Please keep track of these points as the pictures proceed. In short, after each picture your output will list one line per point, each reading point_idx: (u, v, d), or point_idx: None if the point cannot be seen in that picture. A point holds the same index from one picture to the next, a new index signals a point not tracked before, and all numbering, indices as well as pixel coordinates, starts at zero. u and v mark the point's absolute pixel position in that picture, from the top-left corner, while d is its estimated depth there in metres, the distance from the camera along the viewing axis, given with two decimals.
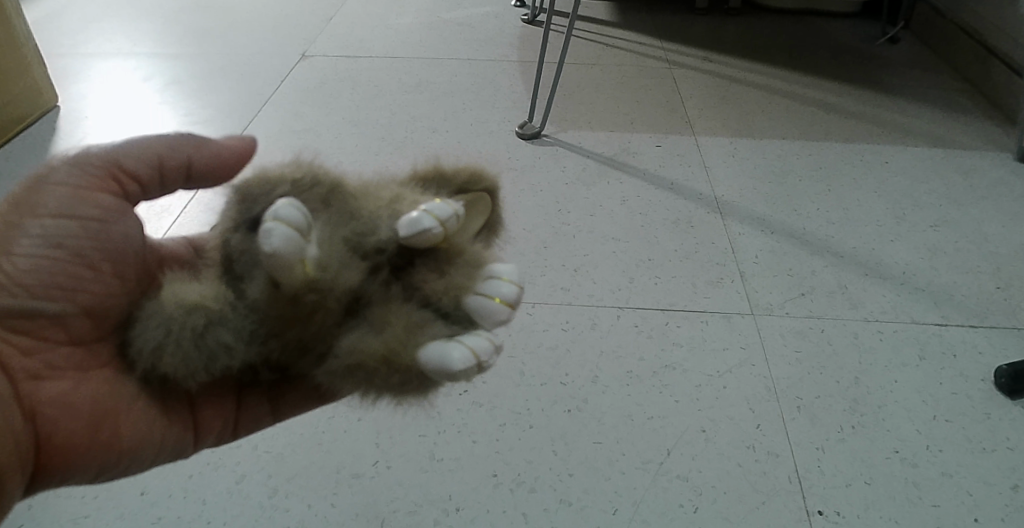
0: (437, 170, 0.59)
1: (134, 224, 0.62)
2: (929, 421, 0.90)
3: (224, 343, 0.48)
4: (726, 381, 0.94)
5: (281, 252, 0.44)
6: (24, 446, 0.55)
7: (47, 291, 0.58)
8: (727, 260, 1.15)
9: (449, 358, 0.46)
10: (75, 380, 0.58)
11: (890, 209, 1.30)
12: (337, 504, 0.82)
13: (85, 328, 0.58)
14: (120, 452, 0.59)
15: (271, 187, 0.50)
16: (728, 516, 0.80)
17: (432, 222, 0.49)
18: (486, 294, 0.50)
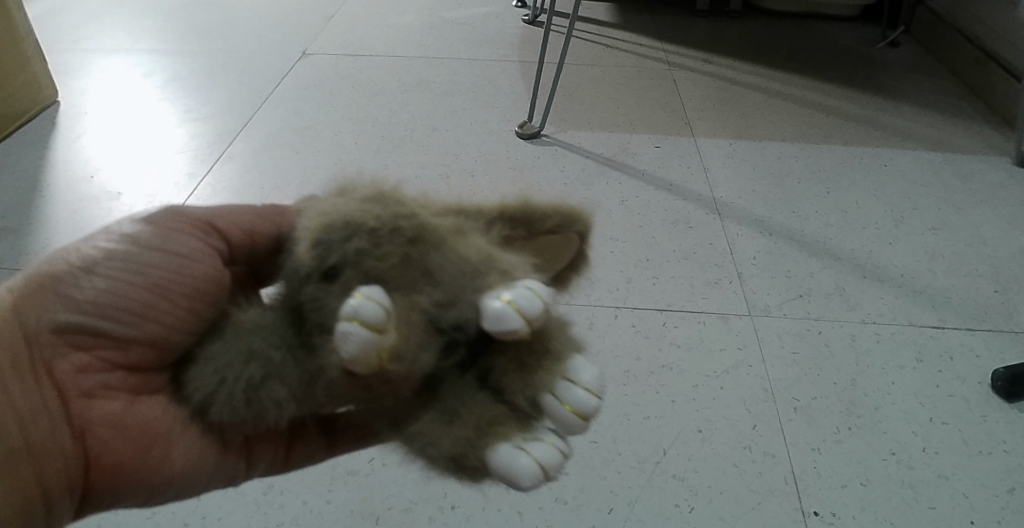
0: (525, 209, 0.51)
1: (216, 263, 0.59)
2: (926, 423, 0.90)
3: (276, 400, 0.45)
4: (722, 382, 0.94)
5: (357, 356, 0.41)
6: (72, 467, 0.56)
7: (111, 312, 0.56)
8: (725, 261, 1.15)
9: (515, 469, 0.41)
10: (129, 403, 0.57)
11: (888, 212, 1.30)
12: (332, 501, 0.82)
13: (148, 355, 0.57)
14: (169, 479, 0.58)
15: (348, 235, 0.45)
16: (724, 516, 0.80)
17: (518, 320, 0.42)
18: (563, 400, 0.44)
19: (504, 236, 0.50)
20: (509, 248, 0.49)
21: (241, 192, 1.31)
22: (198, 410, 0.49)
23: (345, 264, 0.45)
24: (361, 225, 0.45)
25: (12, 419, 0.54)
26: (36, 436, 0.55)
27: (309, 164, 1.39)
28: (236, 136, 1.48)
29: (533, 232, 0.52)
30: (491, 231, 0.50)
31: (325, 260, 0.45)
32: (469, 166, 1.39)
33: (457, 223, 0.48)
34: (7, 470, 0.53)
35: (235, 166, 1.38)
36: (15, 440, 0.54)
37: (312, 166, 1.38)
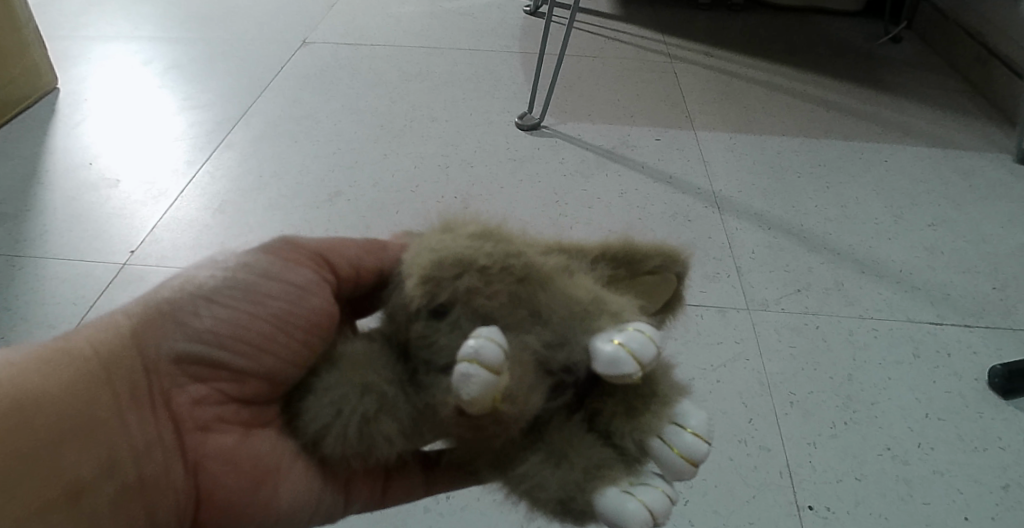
0: (625, 251, 0.55)
1: (329, 297, 0.58)
2: (922, 419, 0.90)
3: (388, 436, 0.46)
4: (719, 375, 0.94)
5: (475, 398, 0.41)
6: (183, 501, 0.56)
7: (229, 343, 0.56)
8: (725, 254, 1.15)
9: (624, 513, 0.42)
10: (241, 437, 0.57)
11: (888, 208, 1.30)
12: None
13: (261, 388, 0.56)
14: (276, 517, 0.57)
15: (458, 272, 0.47)
16: (719, 509, 0.80)
17: (632, 365, 0.44)
18: (671, 444, 0.45)
19: (607, 277, 0.54)
20: (612, 289, 0.52)
21: (241, 180, 1.30)
22: (313, 444, 0.49)
23: (455, 303, 0.47)
24: (472, 261, 0.47)
25: (126, 451, 0.54)
26: (150, 470, 0.54)
27: (308, 152, 1.39)
28: (235, 124, 1.48)
29: (635, 273, 0.55)
30: (595, 271, 0.53)
31: (435, 298, 0.47)
32: (469, 156, 1.38)
33: (565, 263, 0.51)
34: (119, 506, 0.53)
35: (234, 154, 1.38)
36: (127, 474, 0.54)
37: (311, 153, 1.38)
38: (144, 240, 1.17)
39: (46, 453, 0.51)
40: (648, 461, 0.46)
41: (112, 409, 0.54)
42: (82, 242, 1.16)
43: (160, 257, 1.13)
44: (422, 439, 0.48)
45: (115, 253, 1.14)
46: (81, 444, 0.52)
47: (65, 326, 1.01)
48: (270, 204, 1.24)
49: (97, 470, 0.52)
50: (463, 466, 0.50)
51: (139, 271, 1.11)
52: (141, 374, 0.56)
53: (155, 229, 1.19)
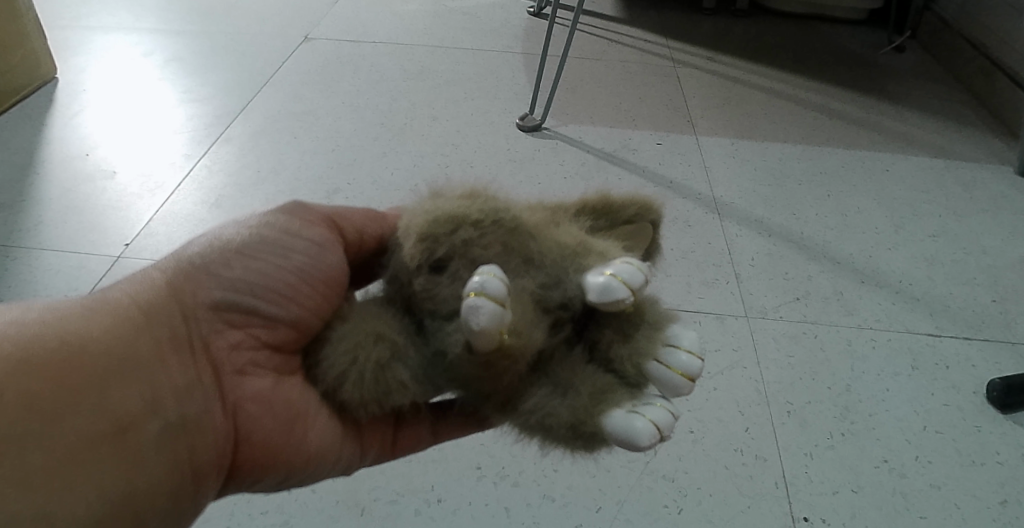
0: (603, 204, 0.56)
1: (339, 256, 0.58)
2: (919, 432, 0.89)
3: (403, 382, 0.45)
4: (716, 383, 0.93)
5: (484, 329, 0.40)
6: (223, 444, 0.53)
7: (262, 290, 0.55)
8: (724, 261, 1.14)
9: (634, 431, 0.42)
10: (274, 383, 0.55)
11: (888, 218, 1.29)
12: (317, 491, 0.79)
13: (290, 336, 0.54)
14: (307, 460, 0.56)
15: (453, 228, 0.47)
16: (713, 518, 0.79)
17: (623, 289, 0.44)
18: (667, 363, 0.46)
19: (590, 227, 0.55)
20: (598, 236, 0.53)
21: (239, 175, 1.29)
22: (331, 391, 0.48)
23: (453, 256, 0.46)
24: (466, 217, 0.47)
25: (168, 392, 0.51)
26: (192, 411, 0.52)
27: (307, 149, 1.37)
28: (235, 118, 1.47)
29: (613, 223, 0.56)
30: (579, 223, 0.54)
31: (433, 254, 0.47)
32: (468, 156, 1.37)
33: (549, 217, 0.52)
34: (165, 445, 0.50)
35: (233, 149, 1.36)
36: (171, 414, 0.51)
37: (311, 150, 1.37)
38: (139, 233, 1.15)
39: (92, 387, 0.48)
40: (646, 386, 0.47)
41: (153, 349, 0.51)
42: (76, 234, 1.15)
43: (155, 250, 1.12)
44: (435, 387, 0.47)
45: (111, 245, 1.13)
46: (126, 381, 0.49)
47: None
48: (268, 200, 1.23)
49: (142, 407, 0.49)
50: (472, 413, 0.50)
51: (132, 264, 1.09)
52: (181, 320, 0.53)
53: (152, 221, 1.17)
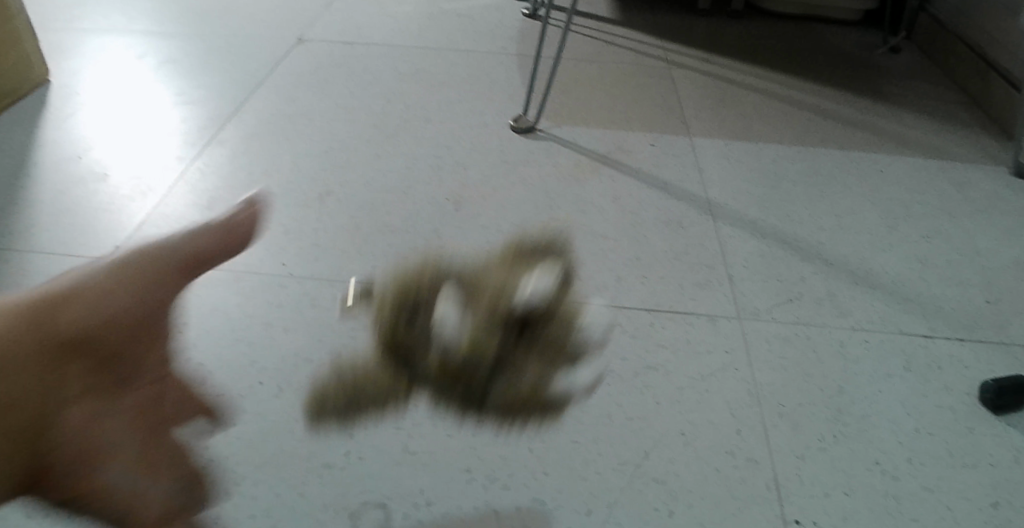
0: None
1: (156, 293, 0.64)
2: (911, 434, 0.89)
3: None
4: (708, 384, 0.91)
5: None
6: (32, 462, 0.59)
7: (87, 318, 0.60)
8: (716, 262, 1.14)
9: None
10: (90, 410, 0.61)
11: (882, 219, 1.29)
12: (307, 494, 0.77)
13: (83, 367, 0.60)
14: (82, 483, 0.61)
15: None
16: (703, 521, 0.76)
17: None
18: None
19: None
20: None
21: (232, 177, 1.28)
22: None
23: None
24: None
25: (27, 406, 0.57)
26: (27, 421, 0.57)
27: (301, 150, 1.37)
28: (228, 120, 1.46)
29: None
30: None
31: None
32: (462, 158, 1.37)
33: None
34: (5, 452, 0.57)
35: (226, 150, 1.36)
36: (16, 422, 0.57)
37: (304, 152, 1.36)
38: (131, 235, 1.14)
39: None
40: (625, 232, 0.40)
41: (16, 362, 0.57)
42: (65, 237, 1.14)
43: None
44: None
45: (102, 248, 1.11)
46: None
47: None
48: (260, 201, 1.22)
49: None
50: None
51: None
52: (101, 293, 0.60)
53: (143, 224, 1.16)
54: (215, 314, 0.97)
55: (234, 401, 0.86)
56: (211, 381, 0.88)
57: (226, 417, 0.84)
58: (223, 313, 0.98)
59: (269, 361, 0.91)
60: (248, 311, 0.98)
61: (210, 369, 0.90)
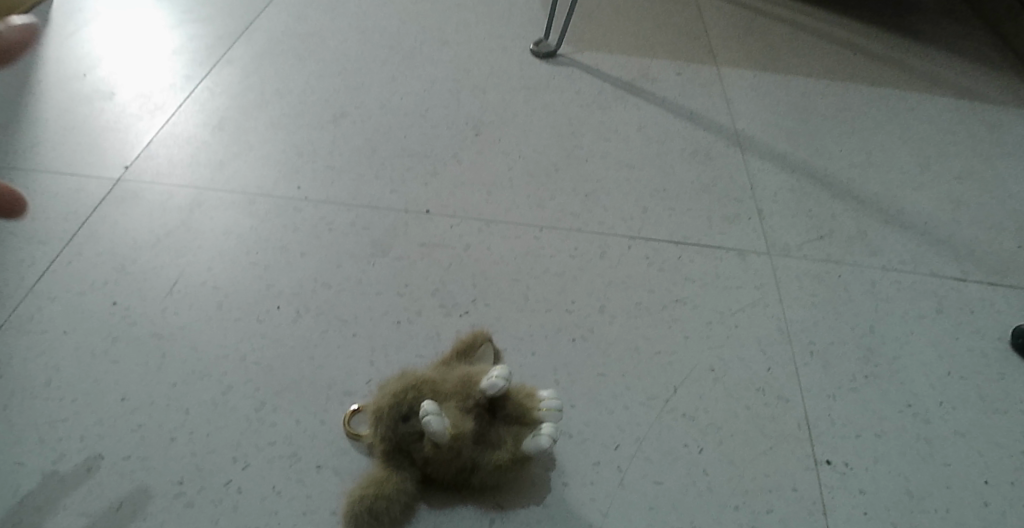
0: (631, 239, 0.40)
1: None
2: (944, 377, 0.86)
3: None
4: (738, 319, 0.88)
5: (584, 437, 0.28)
6: None
7: None
8: (745, 195, 1.09)
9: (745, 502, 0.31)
10: None
11: (914, 158, 1.24)
12: (327, 422, 0.75)
13: None
14: None
15: None
16: (734, 459, 0.75)
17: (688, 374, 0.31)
18: None
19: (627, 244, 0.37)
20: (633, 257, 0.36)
21: (241, 97, 1.22)
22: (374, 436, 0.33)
23: None
24: None
25: None
26: None
27: (310, 71, 1.30)
28: (236, 38, 1.39)
29: None
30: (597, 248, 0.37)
31: None
32: (480, 82, 1.30)
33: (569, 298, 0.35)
34: None
35: (235, 69, 1.30)
36: None
37: (314, 73, 1.30)
38: (139, 156, 1.08)
39: None
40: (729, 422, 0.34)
41: None
42: (73, 155, 1.08)
43: (155, 173, 1.04)
44: None
45: (109, 168, 1.06)
46: None
47: (57, 243, 0.93)
48: (272, 122, 1.16)
49: None
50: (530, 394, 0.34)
51: (131, 187, 1.02)
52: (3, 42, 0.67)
53: (151, 144, 1.11)
54: (228, 239, 0.94)
55: (250, 325, 0.84)
56: (226, 305, 0.86)
57: (242, 343, 0.82)
58: (236, 237, 0.94)
59: (285, 286, 0.88)
60: (262, 235, 0.94)
61: (224, 293, 0.87)
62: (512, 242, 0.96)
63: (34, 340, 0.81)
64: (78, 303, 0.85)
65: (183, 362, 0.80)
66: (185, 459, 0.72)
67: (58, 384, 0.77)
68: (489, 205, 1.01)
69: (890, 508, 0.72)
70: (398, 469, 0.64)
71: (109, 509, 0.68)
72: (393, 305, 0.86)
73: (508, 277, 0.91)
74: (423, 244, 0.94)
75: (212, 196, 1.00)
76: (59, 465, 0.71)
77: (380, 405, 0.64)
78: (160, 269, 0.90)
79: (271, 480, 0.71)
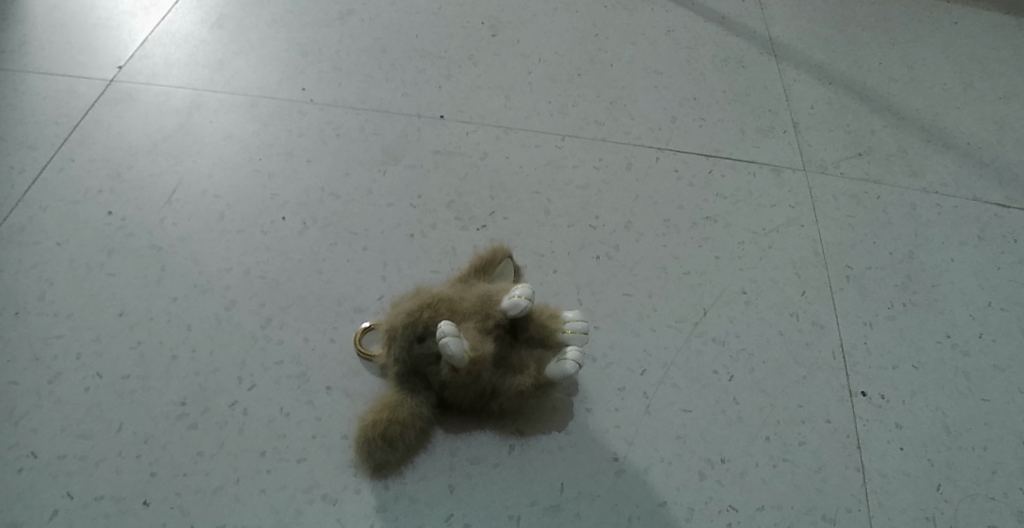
0: None
1: None
2: (984, 308, 0.82)
3: None
4: (771, 240, 0.83)
5: None
6: None
7: None
8: (780, 107, 1.02)
9: None
10: None
11: (957, 73, 1.12)
12: (337, 340, 0.72)
13: None
14: None
15: None
16: (765, 388, 0.71)
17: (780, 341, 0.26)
18: None
19: None
20: None
21: None
22: None
23: None
24: None
25: None
26: None
27: None
28: None
29: None
30: None
31: None
32: None
33: None
34: None
35: None
36: None
37: None
38: (135, 59, 0.95)
39: None
40: None
41: None
42: (64, 56, 0.95)
43: (151, 74, 0.94)
44: None
45: (101, 67, 0.94)
46: None
47: (48, 148, 0.86)
48: (274, 21, 1.03)
49: None
50: None
51: (128, 91, 0.92)
52: None
53: (148, 43, 0.97)
54: (230, 145, 0.87)
55: (254, 237, 0.79)
56: (228, 215, 0.81)
57: (246, 255, 0.77)
58: (238, 142, 0.88)
59: (291, 196, 0.83)
60: (265, 141, 0.88)
61: (225, 203, 0.82)
62: (532, 151, 0.89)
63: (27, 252, 0.77)
64: (72, 213, 0.80)
65: (184, 276, 0.76)
66: (187, 377, 0.69)
67: (53, 298, 0.73)
68: (507, 111, 0.94)
69: (925, 444, 0.70)
70: (412, 393, 0.61)
71: (109, 430, 0.66)
72: (405, 217, 0.81)
73: (528, 189, 0.85)
74: (438, 152, 0.88)
75: (212, 98, 0.92)
76: (55, 384, 0.68)
77: (393, 325, 0.60)
78: (158, 176, 0.84)
79: (279, 401, 0.68)
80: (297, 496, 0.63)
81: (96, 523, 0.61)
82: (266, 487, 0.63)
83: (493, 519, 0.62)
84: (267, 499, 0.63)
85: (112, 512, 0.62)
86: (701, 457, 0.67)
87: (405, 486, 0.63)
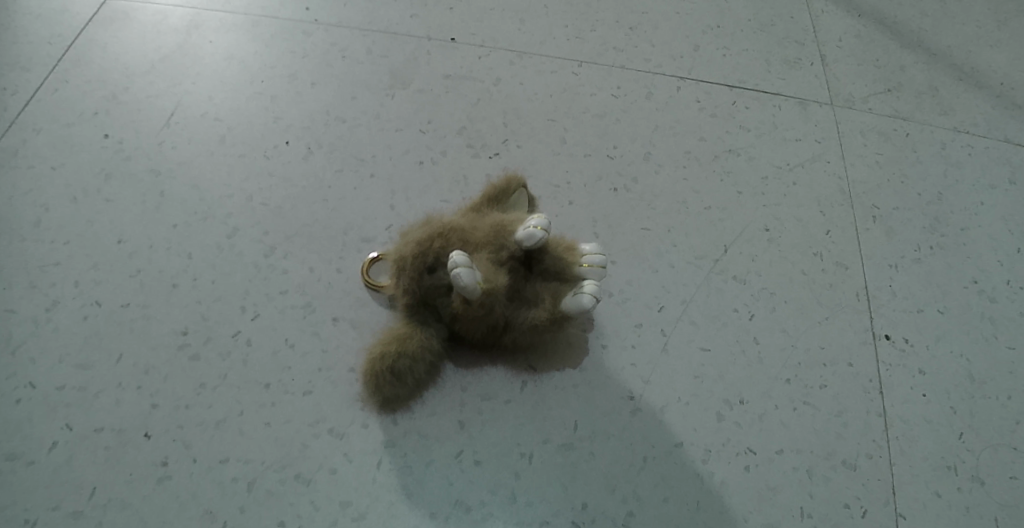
0: None
1: None
2: (1014, 254, 0.79)
3: None
4: (796, 177, 0.80)
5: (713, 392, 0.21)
6: None
7: None
8: (808, 38, 0.96)
9: None
10: None
11: (992, 7, 1.04)
12: (344, 271, 0.69)
13: None
14: None
15: None
16: (786, 328, 0.69)
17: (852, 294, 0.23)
18: None
19: None
20: None
21: None
22: None
23: None
24: None
25: None
26: None
27: None
28: None
29: None
30: None
31: None
32: None
33: None
34: None
35: None
36: None
37: None
38: None
39: None
40: None
41: None
42: None
43: None
44: None
45: None
46: None
47: (41, 68, 0.81)
48: None
49: None
50: None
51: (122, 9, 0.86)
52: None
53: None
54: (230, 66, 0.83)
55: (256, 162, 0.75)
56: (229, 139, 0.77)
57: (248, 182, 0.74)
58: (239, 63, 0.83)
59: (295, 120, 0.79)
60: (267, 63, 0.83)
61: (226, 127, 0.78)
62: (547, 78, 0.85)
63: (20, 177, 0.73)
64: (66, 136, 0.77)
65: (184, 202, 0.73)
66: (189, 307, 0.67)
67: (48, 224, 0.71)
68: (521, 35, 0.88)
69: (948, 391, 0.68)
70: (423, 326, 0.59)
71: (109, 361, 0.64)
72: (414, 145, 0.77)
73: (543, 117, 0.81)
74: (448, 77, 0.83)
75: (211, 16, 0.86)
76: (52, 313, 0.66)
77: (402, 254, 0.58)
78: (155, 98, 0.80)
79: (283, 333, 0.66)
80: (304, 430, 0.62)
81: (98, 454, 0.60)
82: (272, 420, 0.62)
83: (505, 456, 0.61)
84: (273, 433, 0.62)
85: (114, 444, 0.61)
86: (719, 398, 0.65)
87: (414, 422, 0.62)
